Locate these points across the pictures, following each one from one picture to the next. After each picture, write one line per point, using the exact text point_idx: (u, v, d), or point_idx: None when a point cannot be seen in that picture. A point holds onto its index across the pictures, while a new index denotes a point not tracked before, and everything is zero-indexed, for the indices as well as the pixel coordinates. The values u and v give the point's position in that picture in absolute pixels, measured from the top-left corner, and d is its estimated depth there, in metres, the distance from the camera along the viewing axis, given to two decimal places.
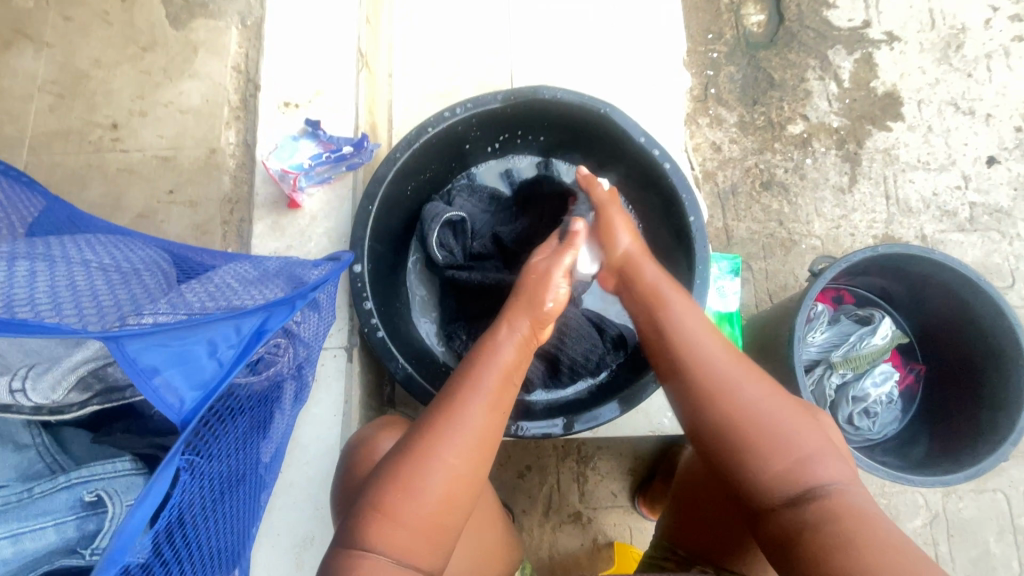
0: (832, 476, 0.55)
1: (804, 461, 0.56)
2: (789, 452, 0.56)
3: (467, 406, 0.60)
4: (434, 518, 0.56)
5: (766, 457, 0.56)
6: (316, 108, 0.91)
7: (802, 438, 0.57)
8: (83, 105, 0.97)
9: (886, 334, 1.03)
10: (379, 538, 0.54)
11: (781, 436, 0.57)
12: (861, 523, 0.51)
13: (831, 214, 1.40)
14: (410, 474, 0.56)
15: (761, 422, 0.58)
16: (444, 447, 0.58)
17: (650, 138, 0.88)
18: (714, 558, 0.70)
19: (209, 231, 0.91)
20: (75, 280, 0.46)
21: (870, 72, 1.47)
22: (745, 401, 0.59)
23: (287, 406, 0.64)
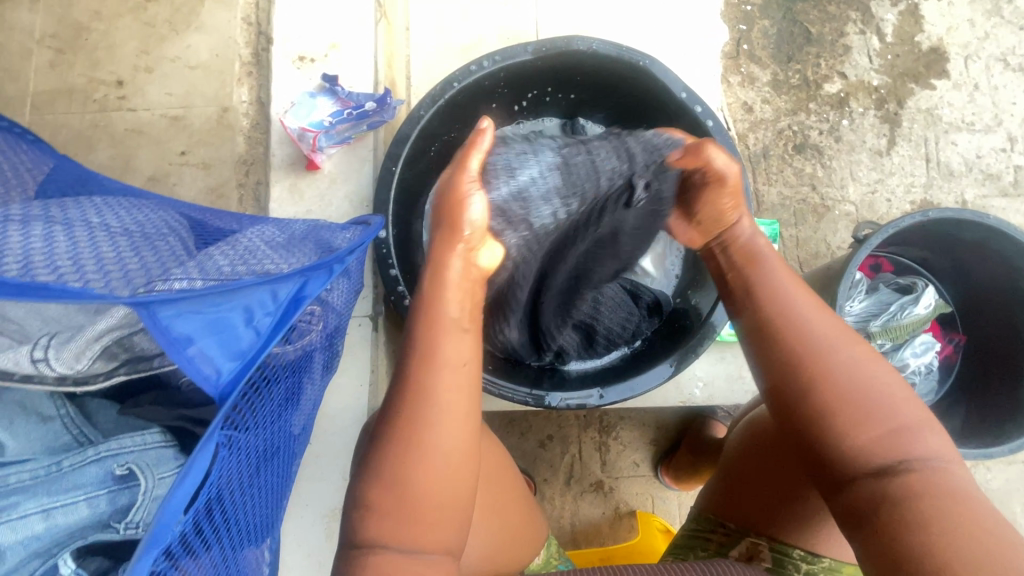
0: (931, 449, 0.51)
1: (900, 429, 0.52)
2: (882, 419, 0.53)
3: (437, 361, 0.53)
4: (453, 483, 0.52)
5: (847, 427, 0.53)
6: (333, 62, 0.86)
7: (899, 406, 0.53)
8: (85, 61, 0.91)
9: (930, 303, 0.98)
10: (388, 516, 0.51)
11: (876, 398, 0.53)
12: (952, 507, 0.47)
13: (867, 178, 1.34)
14: (424, 434, 0.51)
15: (850, 385, 0.54)
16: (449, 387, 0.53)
17: (692, 93, 0.82)
18: (765, 529, 0.68)
19: (225, 194, 0.87)
20: (93, 245, 0.43)
21: (915, 26, 1.37)
22: (842, 363, 0.55)
23: (317, 376, 0.61)
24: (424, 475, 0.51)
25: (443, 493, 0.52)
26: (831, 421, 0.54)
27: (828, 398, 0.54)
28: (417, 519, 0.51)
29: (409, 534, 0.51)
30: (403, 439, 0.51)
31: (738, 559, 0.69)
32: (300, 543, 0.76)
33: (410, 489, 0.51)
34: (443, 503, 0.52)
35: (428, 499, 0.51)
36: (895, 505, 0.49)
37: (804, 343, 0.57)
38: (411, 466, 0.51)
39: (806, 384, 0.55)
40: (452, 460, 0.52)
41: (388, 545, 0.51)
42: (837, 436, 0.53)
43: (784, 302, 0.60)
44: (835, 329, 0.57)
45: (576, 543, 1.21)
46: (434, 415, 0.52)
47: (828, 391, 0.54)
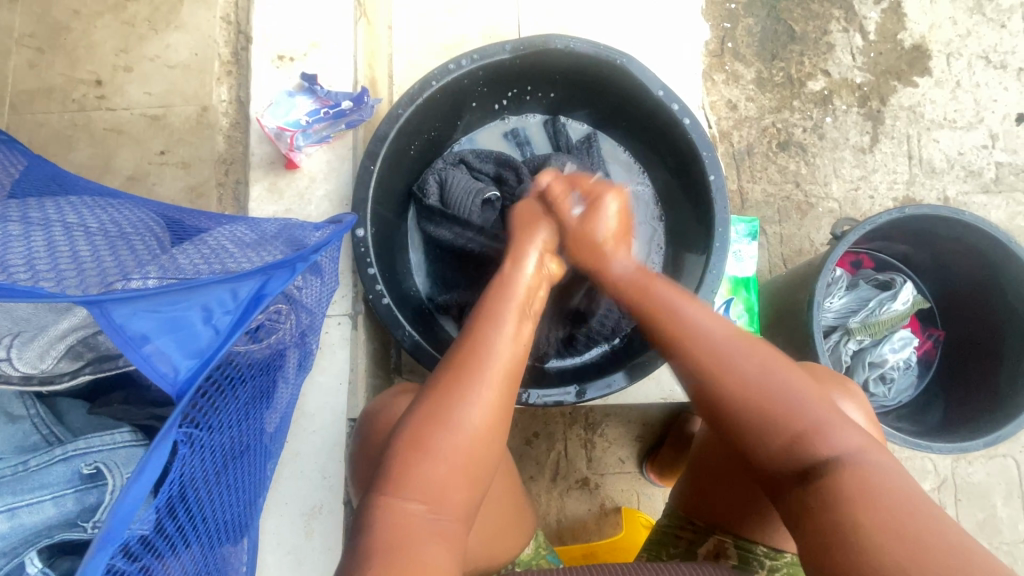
0: (847, 442, 0.52)
1: (812, 429, 0.53)
2: (797, 420, 0.53)
3: (490, 343, 0.60)
4: (486, 442, 0.55)
5: (768, 428, 0.54)
6: (312, 61, 0.86)
7: (806, 405, 0.54)
8: (64, 60, 0.91)
9: (908, 299, 0.99)
10: (410, 489, 0.52)
11: (787, 405, 0.54)
12: (876, 502, 0.47)
13: (850, 175, 1.35)
14: (471, 390, 0.56)
15: (762, 392, 0.55)
16: (499, 361, 0.59)
17: (669, 92, 0.83)
18: (735, 529, 0.69)
19: (204, 193, 0.87)
20: (56, 241, 0.43)
21: (897, 24, 1.38)
22: (743, 376, 0.56)
23: (291, 375, 0.61)
24: (462, 428, 0.54)
25: (464, 466, 0.54)
26: (751, 428, 0.55)
27: (737, 411, 0.55)
28: (446, 472, 0.53)
29: (429, 489, 0.52)
30: (451, 391, 0.55)
31: (706, 557, 0.70)
32: (279, 541, 0.76)
33: (449, 439, 0.53)
34: (470, 461, 0.54)
35: (463, 456, 0.54)
36: (820, 500, 0.50)
37: (716, 358, 0.57)
38: (450, 420, 0.54)
39: (712, 386, 0.57)
40: (492, 419, 0.56)
41: (405, 498, 0.51)
42: (756, 443, 0.55)
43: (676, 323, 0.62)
44: (743, 348, 0.58)
45: (562, 540, 1.22)
46: (488, 377, 0.57)
47: (737, 404, 0.55)
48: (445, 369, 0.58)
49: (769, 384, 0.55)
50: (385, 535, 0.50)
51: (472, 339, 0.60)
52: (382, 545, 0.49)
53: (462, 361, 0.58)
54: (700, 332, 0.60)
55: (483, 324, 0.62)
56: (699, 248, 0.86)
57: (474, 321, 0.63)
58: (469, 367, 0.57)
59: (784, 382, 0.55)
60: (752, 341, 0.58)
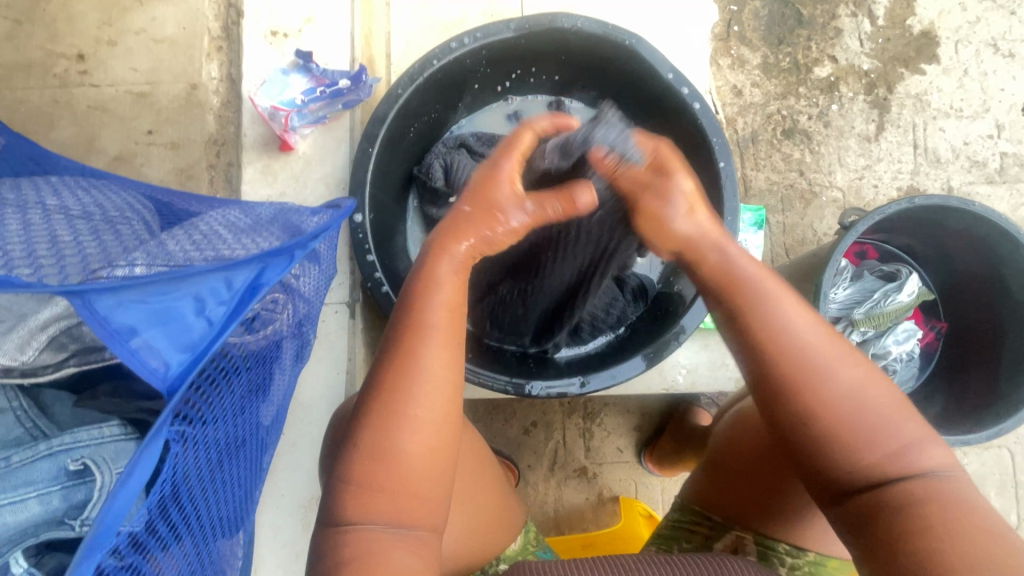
0: (931, 462, 0.49)
1: (901, 448, 0.49)
2: (885, 440, 0.49)
3: (416, 358, 0.52)
4: (430, 458, 0.51)
5: (855, 443, 0.49)
6: (306, 38, 0.83)
7: (898, 425, 0.50)
8: (43, 32, 0.86)
9: (913, 291, 0.98)
10: (364, 517, 0.50)
11: (873, 421, 0.50)
12: (947, 519, 0.46)
13: (854, 163, 1.33)
14: (404, 410, 0.51)
15: (856, 417, 0.50)
16: (427, 377, 0.52)
17: (678, 74, 0.80)
18: (757, 526, 0.68)
19: (194, 175, 0.83)
20: (34, 228, 0.41)
21: (907, 9, 1.35)
22: (828, 388, 0.50)
23: (288, 365, 0.59)
24: (401, 455, 0.50)
25: (413, 490, 0.51)
26: (834, 443, 0.50)
27: (829, 412, 0.50)
28: (394, 497, 0.50)
29: (384, 513, 0.50)
30: (383, 413, 0.51)
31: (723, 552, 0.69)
32: (275, 533, 0.74)
33: (391, 468, 0.50)
34: (416, 485, 0.51)
35: (410, 480, 0.51)
36: (885, 518, 0.48)
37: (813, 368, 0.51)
38: (388, 447, 0.50)
39: (809, 406, 0.51)
40: (431, 433, 0.52)
41: (363, 524, 0.50)
42: (844, 453, 0.50)
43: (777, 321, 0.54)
44: (827, 343, 0.53)
45: (559, 529, 1.22)
46: (416, 392, 0.52)
47: (825, 415, 0.50)
48: (372, 386, 0.53)
49: (863, 407, 0.50)
50: (351, 557, 0.48)
51: (399, 354, 0.53)
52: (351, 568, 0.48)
53: (387, 381, 0.52)
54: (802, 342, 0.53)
55: (409, 331, 0.54)
56: None
57: (397, 325, 0.55)
58: (396, 390, 0.52)
59: (876, 400, 0.51)
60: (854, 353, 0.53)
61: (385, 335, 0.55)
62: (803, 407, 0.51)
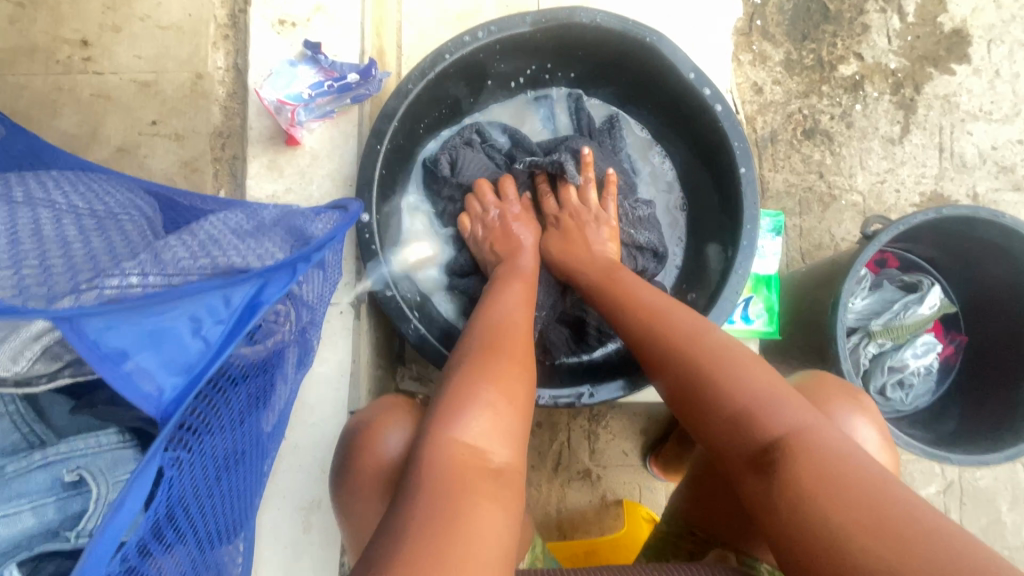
0: (792, 417, 0.50)
1: (757, 407, 0.52)
2: (746, 395, 0.53)
3: (507, 318, 0.65)
4: (516, 397, 0.56)
5: (721, 392, 0.54)
6: (315, 28, 0.80)
7: (746, 377, 0.54)
8: (46, 16, 0.83)
9: (935, 304, 0.94)
10: (455, 429, 0.51)
11: (728, 370, 0.55)
12: (837, 480, 0.44)
13: (877, 167, 1.29)
14: (496, 353, 0.59)
15: (703, 351, 0.58)
16: (513, 330, 0.64)
17: (701, 75, 0.77)
18: (734, 542, 0.67)
19: (199, 168, 0.80)
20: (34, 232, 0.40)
21: (938, 5, 1.30)
22: (686, 330, 0.61)
23: (290, 374, 0.57)
24: (500, 375, 0.57)
25: (505, 407, 0.55)
26: (702, 397, 0.56)
27: (668, 356, 0.60)
28: (490, 410, 0.54)
29: (474, 425, 0.52)
30: (479, 353, 0.59)
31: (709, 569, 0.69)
32: (276, 536, 0.74)
33: (490, 384, 0.55)
34: (513, 401, 0.56)
35: (500, 398, 0.55)
36: (798, 524, 0.44)
37: (694, 343, 0.59)
38: (485, 371, 0.57)
39: (665, 358, 0.61)
40: (519, 364, 0.59)
41: (454, 434, 0.51)
42: (710, 403, 0.55)
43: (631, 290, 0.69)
44: (661, 298, 0.67)
45: (561, 531, 1.21)
46: (508, 344, 0.61)
47: (684, 364, 0.58)
48: (461, 350, 0.62)
49: (714, 351, 0.58)
50: (434, 464, 0.48)
51: (487, 318, 0.65)
52: (434, 474, 0.47)
53: (478, 337, 0.62)
54: (649, 302, 0.66)
55: (492, 308, 0.67)
56: (720, 245, 0.82)
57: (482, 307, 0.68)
58: (490, 340, 0.61)
59: (730, 357, 0.57)
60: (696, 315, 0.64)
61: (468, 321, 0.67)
62: (664, 359, 0.61)
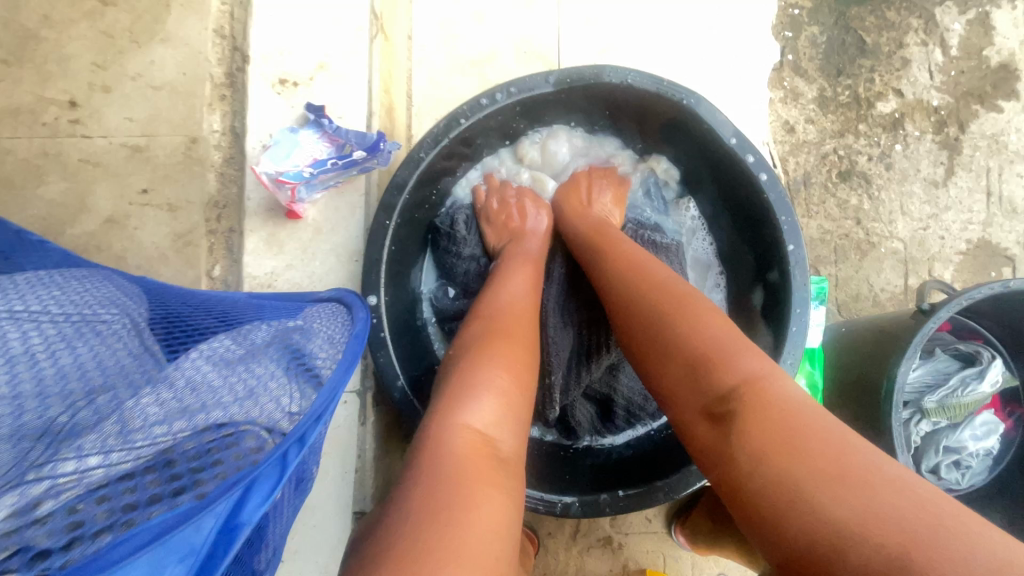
0: (749, 367, 0.48)
1: (718, 354, 0.50)
2: (701, 343, 0.51)
3: (501, 296, 0.64)
4: (522, 377, 0.55)
5: (675, 344, 0.52)
6: (319, 88, 0.74)
7: (708, 327, 0.52)
8: (31, 75, 0.77)
9: (996, 380, 0.85)
10: (460, 410, 0.50)
11: (684, 314, 0.54)
12: (791, 431, 0.42)
13: (919, 212, 1.20)
14: (493, 330, 0.59)
15: (662, 298, 0.56)
16: (516, 307, 0.63)
17: (743, 140, 0.69)
18: None
19: (192, 241, 0.74)
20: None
21: (984, 38, 1.22)
22: (648, 278, 0.59)
23: (287, 509, 0.50)
24: (499, 352, 0.56)
25: (505, 384, 0.53)
26: (655, 351, 0.54)
27: (631, 309, 0.58)
28: (484, 385, 0.52)
29: (469, 400, 0.51)
30: (491, 331, 0.59)
31: None
32: None
33: (485, 361, 0.54)
34: (514, 378, 0.54)
35: (498, 375, 0.54)
36: (756, 478, 0.42)
37: (654, 292, 0.57)
38: (486, 350, 0.56)
39: (627, 311, 0.59)
40: (519, 340, 0.58)
41: (458, 414, 0.50)
42: (661, 360, 0.53)
43: (609, 241, 0.68)
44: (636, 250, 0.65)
45: None
46: (503, 319, 0.61)
47: (641, 316, 0.57)
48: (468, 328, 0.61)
49: (673, 300, 0.56)
50: (438, 440, 0.48)
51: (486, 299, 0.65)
52: (430, 450, 0.47)
53: (480, 315, 0.62)
54: (621, 254, 0.64)
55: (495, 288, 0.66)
56: (764, 322, 0.74)
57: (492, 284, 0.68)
58: (488, 320, 0.61)
59: (693, 303, 0.55)
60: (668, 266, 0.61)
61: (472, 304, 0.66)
62: (626, 313, 0.59)
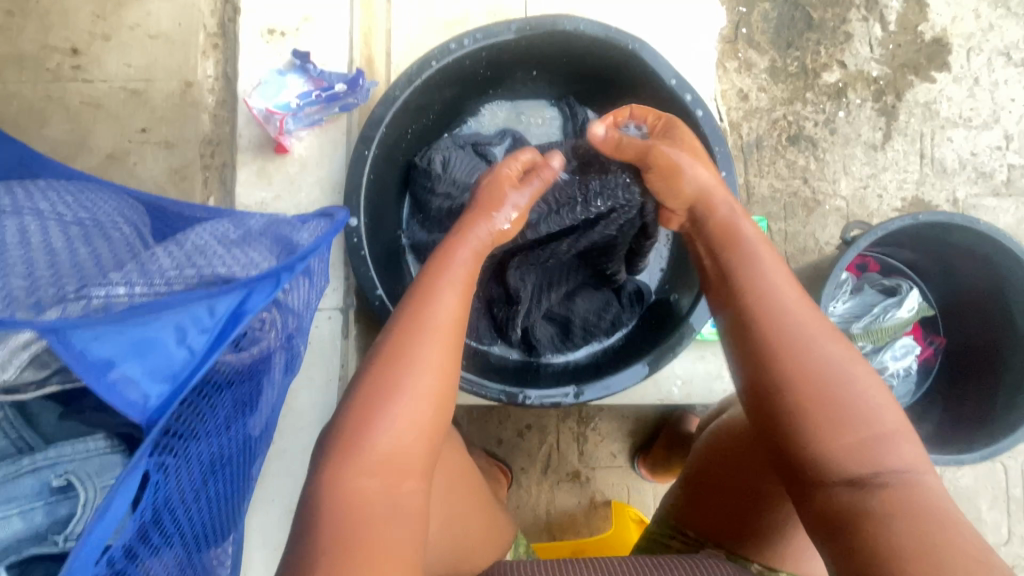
0: (903, 458, 0.50)
1: (871, 437, 0.50)
2: (860, 426, 0.50)
3: (434, 308, 0.55)
4: (432, 422, 0.51)
5: (839, 422, 0.50)
6: (304, 37, 0.82)
7: (877, 410, 0.51)
8: (36, 25, 0.84)
9: (912, 307, 0.97)
10: (358, 473, 0.47)
11: (849, 402, 0.51)
12: (933, 521, 0.46)
13: (860, 172, 1.31)
14: (411, 360, 0.51)
15: (830, 367, 0.52)
16: (442, 319, 0.54)
17: (682, 81, 0.78)
18: (729, 545, 0.69)
19: (188, 175, 0.81)
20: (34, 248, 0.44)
21: (919, 14, 1.33)
22: (812, 336, 0.53)
23: (277, 379, 0.58)
24: (410, 394, 0.50)
25: (410, 429, 0.49)
26: (811, 424, 0.51)
27: (795, 368, 0.52)
28: (390, 440, 0.49)
29: (376, 462, 0.48)
30: (389, 355, 0.51)
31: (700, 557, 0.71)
32: (264, 539, 0.75)
33: (392, 407, 0.49)
34: (425, 423, 0.51)
35: (408, 420, 0.49)
36: (884, 545, 0.46)
37: (791, 327, 0.54)
38: (395, 387, 0.50)
39: (781, 358, 0.53)
40: (433, 378, 0.51)
41: (355, 479, 0.47)
42: (816, 430, 0.51)
43: (755, 267, 0.59)
44: (789, 283, 0.58)
45: (551, 533, 1.22)
46: (431, 337, 0.53)
47: (806, 379, 0.52)
48: (383, 342, 0.53)
49: (843, 378, 0.52)
50: (339, 511, 0.46)
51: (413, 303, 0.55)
52: (336, 525, 0.46)
53: (399, 329, 0.53)
54: (773, 284, 0.57)
55: (425, 289, 0.57)
56: None
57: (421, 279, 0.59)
58: (403, 338, 0.53)
59: (821, 335, 0.54)
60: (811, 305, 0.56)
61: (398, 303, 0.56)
62: (783, 367, 0.53)
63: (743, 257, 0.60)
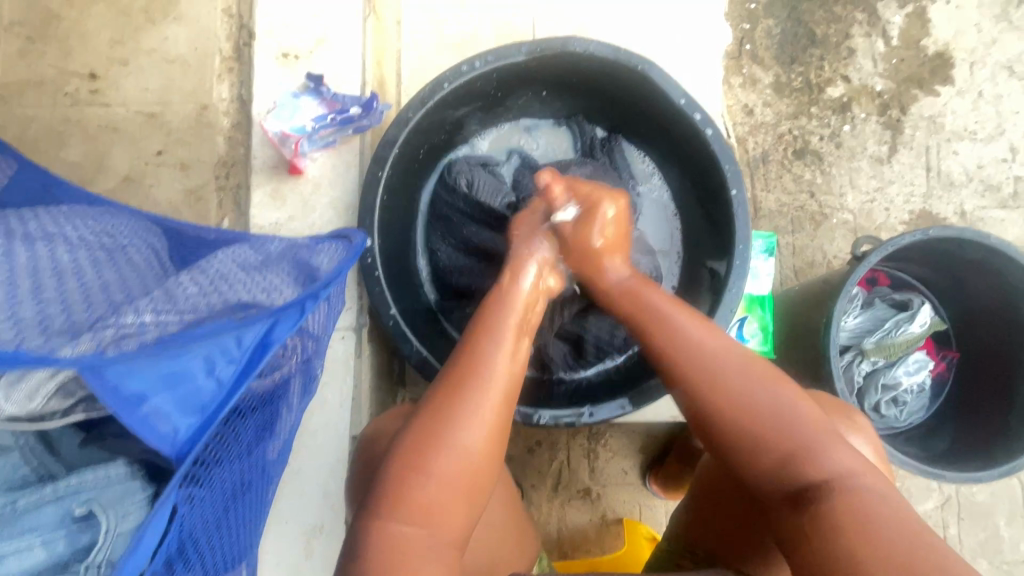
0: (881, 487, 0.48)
1: (838, 474, 0.50)
2: (824, 462, 0.51)
3: (487, 362, 0.59)
4: (469, 475, 0.55)
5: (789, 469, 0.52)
6: (317, 60, 0.83)
7: (830, 448, 0.51)
8: (55, 50, 0.85)
9: (925, 322, 0.97)
10: (399, 518, 0.52)
11: (804, 444, 0.52)
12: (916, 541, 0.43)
13: (866, 185, 1.32)
14: (459, 411, 0.56)
15: (774, 424, 0.53)
16: (495, 377, 0.58)
17: (692, 101, 0.79)
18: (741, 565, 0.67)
19: (203, 197, 0.82)
20: (63, 278, 0.44)
21: (922, 29, 1.34)
22: (754, 398, 0.55)
23: (295, 403, 0.59)
24: (460, 448, 0.54)
25: (448, 481, 0.54)
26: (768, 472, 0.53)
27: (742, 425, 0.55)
28: (431, 489, 0.53)
29: (418, 508, 0.52)
30: (439, 408, 0.56)
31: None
32: (277, 561, 0.74)
33: (441, 456, 0.54)
34: (466, 478, 0.55)
35: (450, 470, 0.54)
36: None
37: (731, 389, 0.56)
38: (447, 440, 0.54)
39: (723, 420, 0.55)
40: (485, 430, 0.56)
41: (396, 522, 0.51)
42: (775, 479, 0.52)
43: (680, 332, 0.61)
44: (719, 345, 0.59)
45: (562, 551, 1.21)
46: (485, 390, 0.57)
47: (748, 438, 0.54)
48: (436, 388, 0.58)
49: (788, 429, 0.53)
50: (375, 554, 0.50)
51: (468, 356, 0.60)
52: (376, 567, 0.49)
53: (452, 374, 0.59)
54: (717, 360, 0.58)
55: (480, 342, 0.62)
56: (718, 260, 0.83)
57: (471, 333, 0.63)
58: (454, 386, 0.57)
59: (762, 392, 0.55)
60: (768, 365, 0.57)
61: (449, 359, 0.61)
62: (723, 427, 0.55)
63: (671, 335, 0.61)
